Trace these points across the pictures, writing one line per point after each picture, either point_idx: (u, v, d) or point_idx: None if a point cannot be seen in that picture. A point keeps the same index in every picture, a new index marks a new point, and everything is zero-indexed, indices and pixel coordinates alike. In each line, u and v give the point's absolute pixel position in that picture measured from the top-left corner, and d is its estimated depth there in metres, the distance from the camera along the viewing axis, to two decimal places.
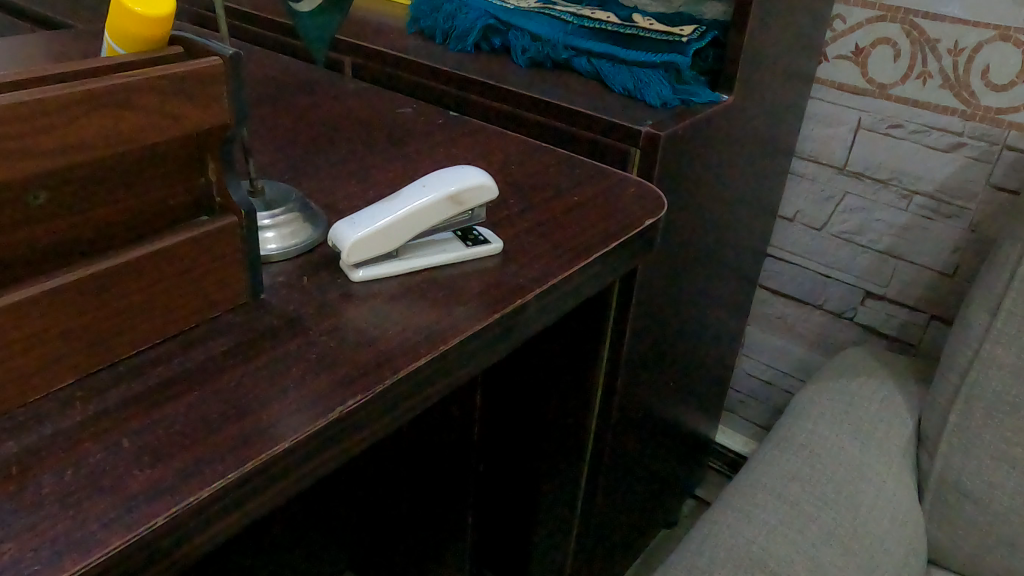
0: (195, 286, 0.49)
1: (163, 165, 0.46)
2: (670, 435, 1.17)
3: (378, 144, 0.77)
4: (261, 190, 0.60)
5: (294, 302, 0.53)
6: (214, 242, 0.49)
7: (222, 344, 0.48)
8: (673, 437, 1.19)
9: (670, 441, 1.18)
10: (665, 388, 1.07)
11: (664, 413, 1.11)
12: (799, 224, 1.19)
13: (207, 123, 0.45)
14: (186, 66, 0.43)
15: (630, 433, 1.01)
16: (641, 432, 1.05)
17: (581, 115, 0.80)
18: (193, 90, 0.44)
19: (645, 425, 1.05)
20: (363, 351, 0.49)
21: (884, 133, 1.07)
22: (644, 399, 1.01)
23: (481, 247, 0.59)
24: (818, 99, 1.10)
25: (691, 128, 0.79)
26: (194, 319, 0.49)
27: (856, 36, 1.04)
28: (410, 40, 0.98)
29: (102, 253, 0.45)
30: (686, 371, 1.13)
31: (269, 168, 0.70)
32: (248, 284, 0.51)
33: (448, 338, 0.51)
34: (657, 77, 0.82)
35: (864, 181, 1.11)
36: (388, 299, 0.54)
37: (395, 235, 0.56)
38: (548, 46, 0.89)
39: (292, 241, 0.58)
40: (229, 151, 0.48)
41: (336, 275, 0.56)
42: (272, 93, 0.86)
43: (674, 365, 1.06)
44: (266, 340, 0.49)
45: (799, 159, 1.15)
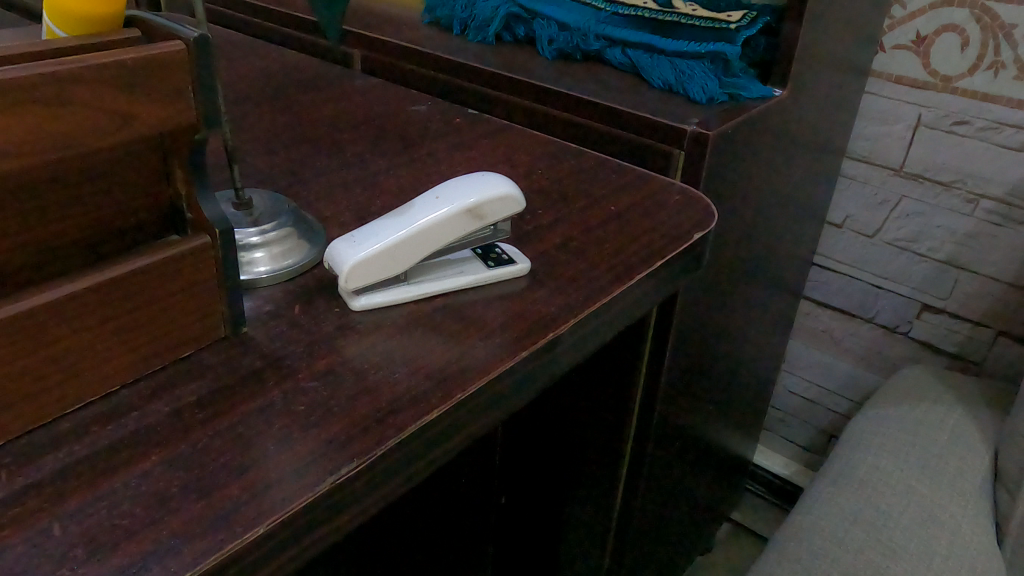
0: (160, 320, 0.40)
1: (117, 176, 0.37)
2: (707, 460, 1.08)
3: (388, 146, 0.68)
4: (251, 204, 0.52)
5: (282, 338, 0.44)
6: (182, 268, 0.40)
7: (190, 393, 0.40)
8: (709, 463, 1.09)
9: (706, 467, 1.09)
10: (703, 411, 0.98)
11: (702, 437, 1.01)
12: (848, 231, 1.09)
13: (169, 122, 0.37)
14: (140, 51, 0.35)
15: (666, 462, 0.92)
16: (677, 460, 0.96)
17: (616, 112, 0.71)
18: (149, 82, 0.35)
19: (682, 452, 0.96)
20: (362, 400, 0.40)
21: (948, 131, 0.96)
22: (682, 425, 0.91)
23: (504, 269, 0.50)
24: (872, 93, 1.00)
25: (742, 127, 0.70)
26: (159, 361, 0.41)
27: (917, 23, 0.94)
28: (425, 31, 0.90)
29: (45, 281, 0.36)
30: (725, 392, 1.03)
31: (263, 175, 0.62)
32: (227, 314, 0.43)
33: (465, 383, 0.42)
34: (702, 69, 0.73)
35: (924, 184, 1.00)
36: (393, 333, 0.45)
37: (404, 255, 0.47)
38: (577, 36, 0.80)
39: (284, 263, 0.50)
40: (199, 157, 0.39)
41: (333, 302, 0.47)
42: (272, 90, 0.78)
43: (712, 387, 0.97)
44: (245, 387, 0.40)
45: (849, 160, 1.05)
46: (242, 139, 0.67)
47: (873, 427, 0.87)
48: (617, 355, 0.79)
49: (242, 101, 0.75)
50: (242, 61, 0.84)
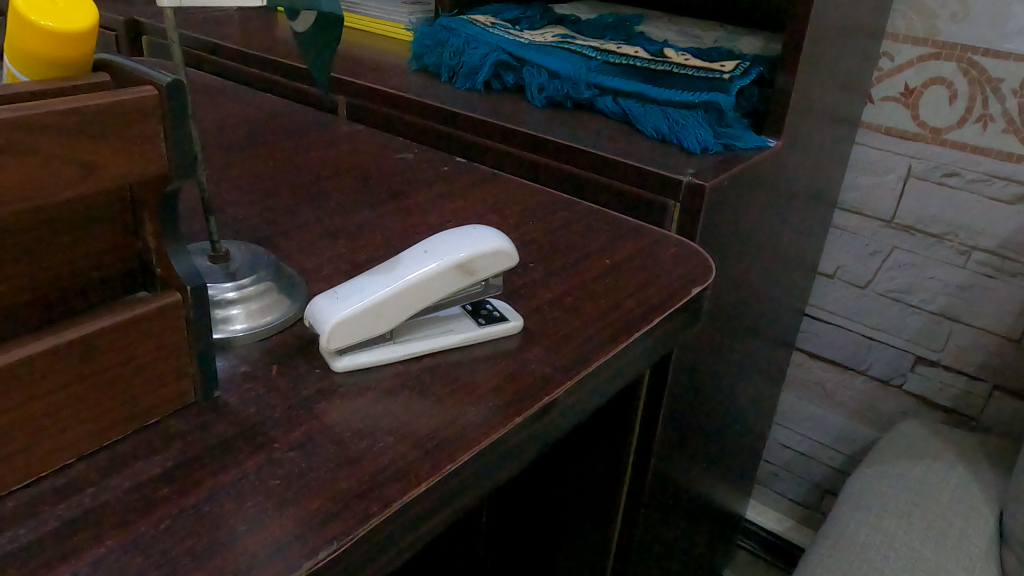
0: (125, 385, 0.37)
1: (81, 229, 0.34)
2: (700, 517, 1.04)
3: (373, 195, 0.66)
4: (227, 256, 0.49)
5: (257, 402, 0.41)
6: (149, 327, 0.37)
7: (153, 466, 0.36)
8: (702, 520, 1.05)
9: (699, 525, 1.05)
10: (696, 467, 0.95)
11: (694, 494, 0.98)
12: (839, 281, 1.08)
13: (136, 173, 0.34)
14: (107, 97, 0.32)
15: (660, 522, 0.88)
16: (671, 518, 0.92)
17: (609, 162, 0.69)
18: (115, 130, 0.32)
19: (675, 511, 0.92)
20: (343, 472, 0.37)
21: (938, 183, 0.96)
22: (675, 483, 0.88)
23: (495, 326, 0.48)
24: (861, 144, 1.00)
25: (736, 178, 0.68)
26: (121, 430, 0.37)
27: (905, 75, 0.94)
28: (413, 78, 0.88)
29: None
30: (718, 446, 1.00)
31: (243, 224, 0.59)
32: (198, 377, 0.40)
33: (455, 453, 0.39)
34: (695, 119, 0.71)
35: (915, 235, 0.99)
36: (378, 397, 0.42)
37: (391, 313, 0.44)
38: (568, 84, 0.79)
39: (262, 319, 0.47)
40: (170, 209, 0.37)
41: (313, 362, 0.44)
42: (255, 136, 0.75)
43: (706, 441, 0.94)
44: (215, 458, 0.37)
45: (840, 210, 1.04)
46: (222, 187, 0.65)
47: (872, 487, 0.84)
48: (615, 411, 0.77)
49: (224, 146, 0.73)
50: (225, 105, 0.82)
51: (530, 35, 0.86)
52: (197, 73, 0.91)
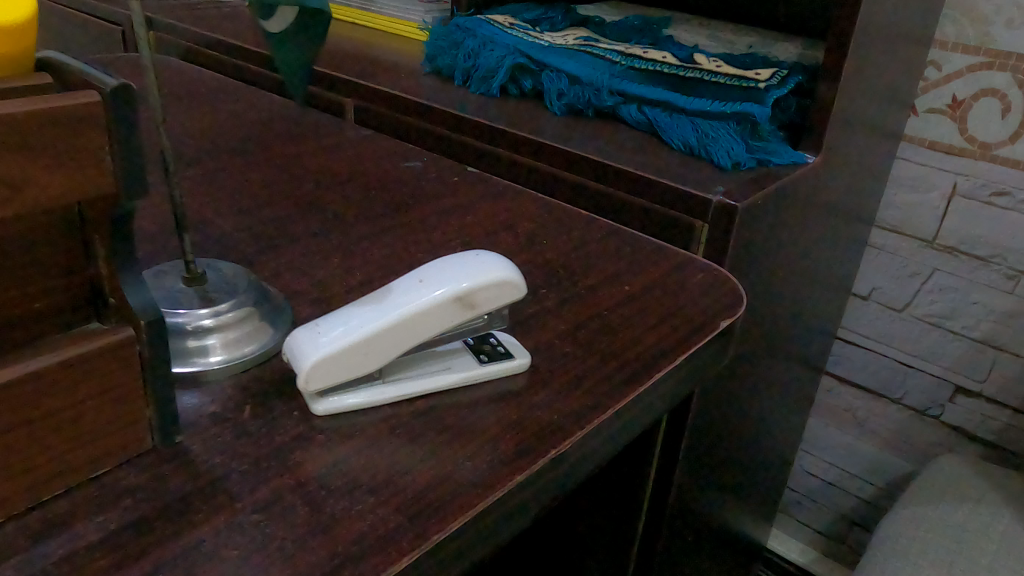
0: (67, 434, 0.32)
1: (12, 254, 0.29)
2: (720, 550, 0.98)
3: (375, 207, 0.61)
4: (203, 277, 0.44)
5: (224, 450, 0.36)
6: (96, 367, 0.32)
7: (94, 530, 0.31)
8: (723, 555, 0.99)
9: (719, 558, 0.99)
10: (717, 500, 0.89)
11: (715, 528, 0.92)
12: (874, 304, 1.01)
13: (78, 191, 0.29)
14: (40, 104, 0.27)
15: (677, 560, 0.82)
16: (689, 555, 0.86)
17: (632, 177, 0.63)
18: (50, 142, 0.28)
19: (694, 547, 0.87)
20: (313, 543, 0.32)
21: (986, 203, 0.89)
22: (695, 519, 0.82)
23: (497, 363, 0.43)
24: (903, 159, 0.93)
25: (771, 197, 0.62)
26: (61, 483, 0.32)
27: (953, 86, 0.88)
28: (424, 80, 0.83)
29: None
30: (741, 477, 0.94)
31: (232, 240, 0.54)
32: (156, 422, 0.35)
33: (446, 519, 0.33)
34: (727, 132, 0.66)
35: (958, 257, 0.93)
36: (362, 446, 0.37)
37: (383, 347, 0.39)
38: (589, 90, 0.73)
39: (242, 350, 0.42)
40: (121, 232, 0.32)
41: (292, 404, 0.39)
42: (254, 141, 0.71)
43: (728, 472, 0.88)
44: (166, 522, 0.32)
45: (876, 229, 0.98)
46: (212, 197, 0.60)
47: (908, 532, 0.78)
48: (630, 458, 0.71)
49: (220, 152, 0.68)
50: (226, 107, 0.78)
51: (551, 37, 0.81)
52: (200, 72, 0.87)
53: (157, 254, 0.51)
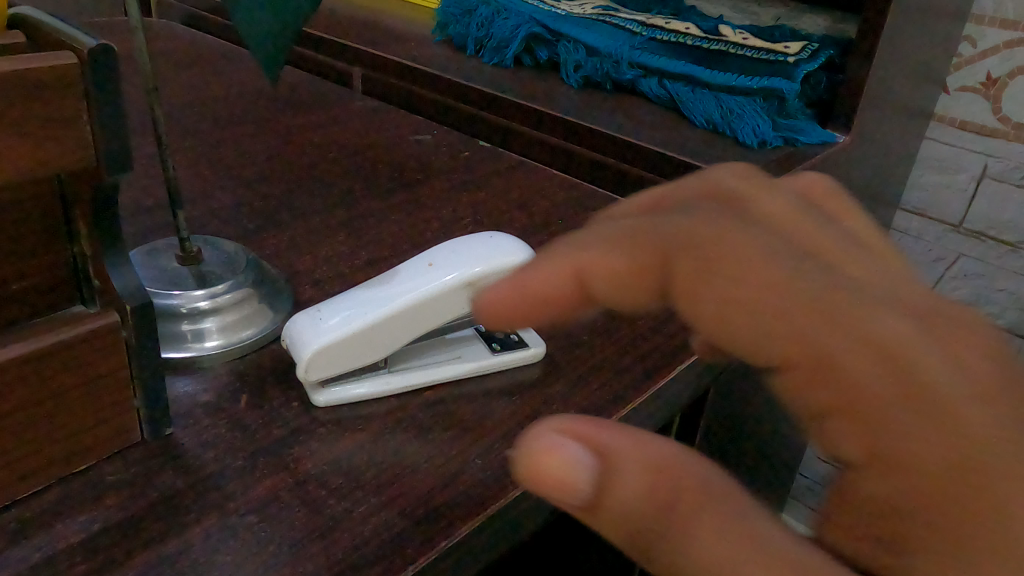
0: (47, 428, 0.30)
1: None
2: None
3: (383, 183, 0.58)
4: (199, 256, 0.41)
5: (218, 444, 0.34)
6: (78, 356, 0.30)
7: (74, 531, 0.29)
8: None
9: None
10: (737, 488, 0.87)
11: None
12: None
13: (56, 164, 0.26)
14: (8, 66, 0.24)
15: None
16: None
17: (653, 154, 0.60)
18: (24, 110, 0.25)
19: None
20: (311, 550, 0.29)
21: (1017, 185, 0.85)
22: None
23: (511, 353, 0.40)
24: (932, 140, 0.90)
25: (799, 178, 0.59)
26: (41, 480, 0.30)
27: (988, 63, 0.83)
28: (435, 50, 0.80)
29: None
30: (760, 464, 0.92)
31: (231, 216, 0.52)
32: (145, 414, 0.33)
33: (453, 524, 0.31)
34: (752, 108, 0.62)
35: (985, 242, 0.89)
36: (366, 442, 0.35)
37: (389, 336, 0.37)
38: (608, 63, 0.70)
39: (241, 335, 0.40)
40: (104, 209, 0.29)
41: (290, 395, 0.37)
42: (258, 112, 0.68)
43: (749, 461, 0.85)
44: (154, 522, 0.30)
45: (901, 212, 0.94)
46: (212, 170, 0.58)
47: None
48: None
49: (221, 123, 0.65)
50: (230, 75, 0.75)
51: (568, 6, 0.77)
52: (203, 38, 0.84)
53: (153, 230, 0.48)
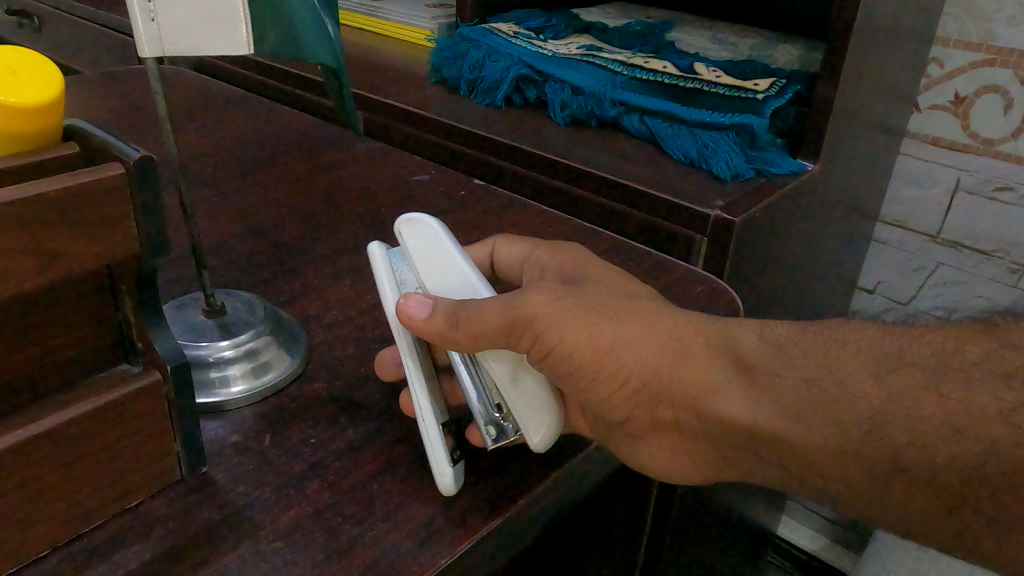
0: (103, 472, 0.35)
1: (50, 311, 0.32)
2: (745, 542, 1.00)
3: (385, 225, 0.63)
4: (222, 308, 0.46)
5: (248, 480, 0.39)
6: (126, 411, 0.35)
7: (130, 559, 0.34)
8: (742, 552, 1.00)
9: (745, 550, 1.01)
10: (743, 495, 0.90)
11: (739, 523, 0.93)
12: (880, 297, 1.02)
13: (109, 253, 0.32)
14: (71, 180, 0.30)
15: (704, 555, 0.84)
16: (715, 549, 0.88)
17: (633, 190, 0.65)
18: (87, 214, 0.30)
19: (721, 540, 0.88)
20: (331, 569, 0.34)
21: (988, 198, 0.89)
22: (721, 515, 0.84)
23: (533, 418, 0.39)
24: (907, 156, 0.94)
25: (771, 208, 0.64)
26: (98, 516, 0.35)
27: (956, 83, 0.88)
28: (431, 91, 0.85)
29: None
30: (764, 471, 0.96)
31: (248, 264, 0.57)
32: (184, 456, 0.38)
33: (452, 544, 0.36)
34: (726, 143, 0.67)
35: (962, 252, 0.93)
36: (375, 472, 0.40)
37: (449, 291, 0.42)
38: (592, 101, 0.75)
39: (262, 378, 0.45)
40: (149, 288, 0.34)
41: (309, 431, 0.42)
42: (269, 160, 0.74)
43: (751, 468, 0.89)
44: (196, 550, 0.35)
45: (882, 224, 0.99)
46: (230, 220, 0.63)
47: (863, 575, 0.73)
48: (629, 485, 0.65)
49: (233, 173, 0.71)
50: (241, 123, 0.81)
51: (554, 46, 0.82)
52: (214, 88, 0.89)
53: (178, 282, 0.53)
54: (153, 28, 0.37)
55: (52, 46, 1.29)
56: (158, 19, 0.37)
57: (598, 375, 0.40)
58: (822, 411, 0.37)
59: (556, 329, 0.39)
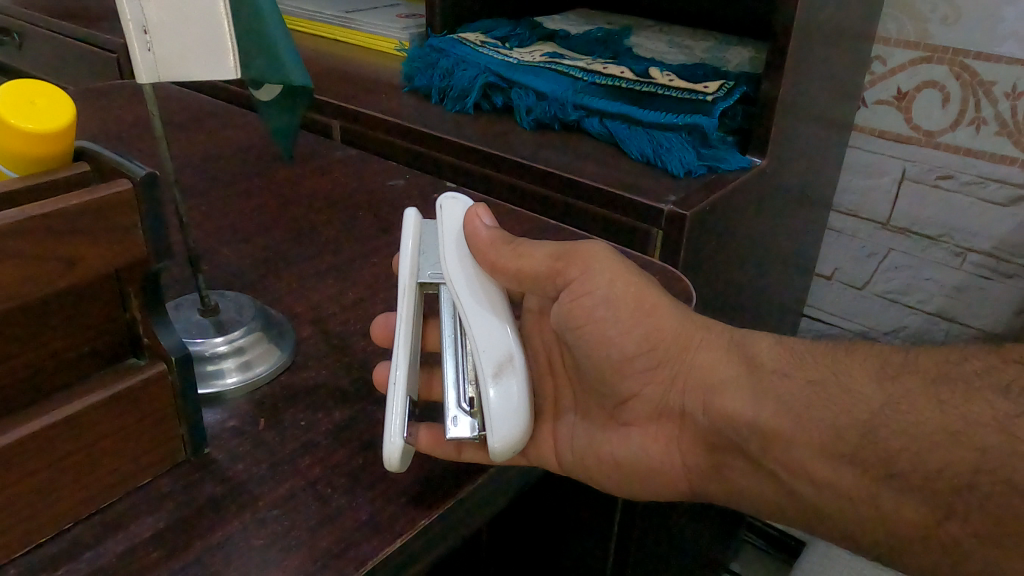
0: (117, 452, 0.39)
1: (70, 311, 0.36)
2: (720, 522, 1.04)
3: (364, 227, 0.68)
4: (215, 308, 0.51)
5: (245, 459, 0.43)
6: (137, 398, 0.39)
7: (144, 530, 0.38)
8: (717, 531, 1.04)
9: (720, 529, 1.05)
10: None
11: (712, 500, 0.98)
12: (837, 282, 1.08)
13: (119, 259, 0.36)
14: (86, 196, 0.34)
15: (677, 533, 0.88)
16: (689, 527, 0.92)
17: (594, 189, 0.70)
18: (102, 225, 0.35)
19: (695, 518, 0.93)
20: (323, 532, 0.39)
21: (932, 186, 0.95)
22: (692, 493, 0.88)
23: (500, 422, 0.40)
24: (856, 148, 1.00)
25: (722, 201, 0.69)
26: (113, 493, 0.40)
27: (898, 79, 0.94)
28: (404, 99, 0.90)
29: (3, 422, 0.35)
30: None
31: (236, 268, 0.61)
32: (187, 440, 0.42)
33: (429, 508, 0.41)
34: (679, 142, 0.72)
35: (911, 237, 0.99)
36: (360, 448, 0.44)
37: (468, 278, 0.44)
38: (555, 106, 0.80)
39: (255, 369, 0.49)
40: (155, 290, 0.39)
41: (298, 415, 0.47)
42: (252, 169, 0.78)
43: None
44: (202, 519, 0.39)
45: (836, 213, 1.05)
46: (217, 226, 0.67)
47: None
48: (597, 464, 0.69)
49: (219, 182, 0.75)
50: (224, 134, 0.85)
51: (519, 54, 0.87)
52: (197, 101, 0.93)
53: (172, 285, 0.58)
54: (149, 57, 0.41)
55: (36, 63, 1.32)
56: (154, 49, 0.41)
57: (631, 329, 0.48)
58: (812, 408, 0.42)
59: (601, 271, 0.47)
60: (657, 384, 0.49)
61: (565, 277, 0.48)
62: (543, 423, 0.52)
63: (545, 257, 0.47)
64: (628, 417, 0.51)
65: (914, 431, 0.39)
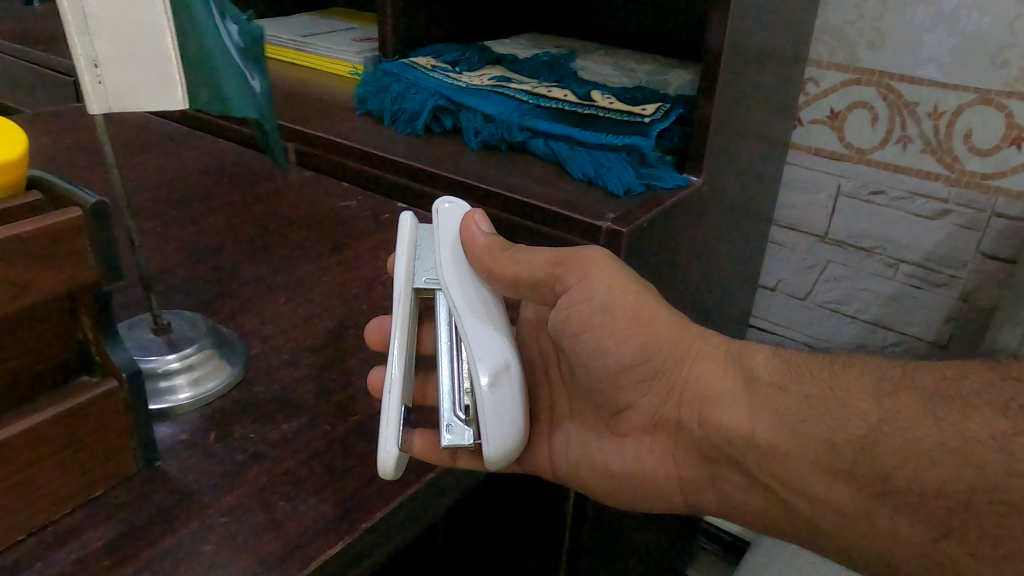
0: (69, 465, 0.41)
1: (22, 331, 0.38)
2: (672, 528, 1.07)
3: (315, 247, 0.70)
4: (168, 327, 0.53)
5: (195, 470, 0.45)
6: (89, 413, 0.41)
7: (95, 539, 0.40)
8: (669, 537, 1.07)
9: (672, 535, 1.08)
10: None
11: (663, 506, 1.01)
12: (781, 294, 1.13)
13: (72, 280, 0.38)
14: (38, 222, 0.36)
15: (628, 540, 0.91)
16: (640, 533, 0.95)
17: (537, 208, 0.73)
18: (55, 249, 0.37)
19: (645, 524, 0.95)
20: (268, 537, 0.41)
21: (865, 201, 1.00)
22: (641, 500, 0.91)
23: (497, 433, 0.43)
24: (794, 165, 1.05)
25: (658, 218, 0.73)
26: (65, 505, 0.41)
27: (830, 100, 0.99)
28: (357, 122, 0.92)
29: None
30: None
31: (189, 288, 0.63)
32: (138, 452, 0.44)
33: (371, 511, 0.43)
34: (619, 162, 0.76)
35: (847, 250, 1.04)
36: (305, 458, 0.47)
37: (466, 288, 0.46)
38: (502, 128, 0.83)
39: (206, 385, 0.51)
40: (105, 310, 0.41)
41: (247, 428, 0.49)
42: (206, 191, 0.80)
43: None
44: (152, 528, 0.41)
45: (777, 227, 1.09)
46: (171, 248, 0.69)
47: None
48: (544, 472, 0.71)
49: (173, 204, 0.76)
50: (179, 157, 0.87)
51: (468, 78, 0.90)
52: (152, 125, 0.95)
53: (125, 305, 0.59)
54: (100, 89, 0.44)
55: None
56: (104, 81, 0.44)
57: (628, 339, 0.51)
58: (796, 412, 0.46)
59: (597, 280, 0.50)
60: (651, 395, 0.53)
61: (563, 283, 0.51)
62: (540, 432, 0.57)
63: (544, 265, 0.50)
64: (623, 428, 0.56)
65: (896, 442, 0.42)
